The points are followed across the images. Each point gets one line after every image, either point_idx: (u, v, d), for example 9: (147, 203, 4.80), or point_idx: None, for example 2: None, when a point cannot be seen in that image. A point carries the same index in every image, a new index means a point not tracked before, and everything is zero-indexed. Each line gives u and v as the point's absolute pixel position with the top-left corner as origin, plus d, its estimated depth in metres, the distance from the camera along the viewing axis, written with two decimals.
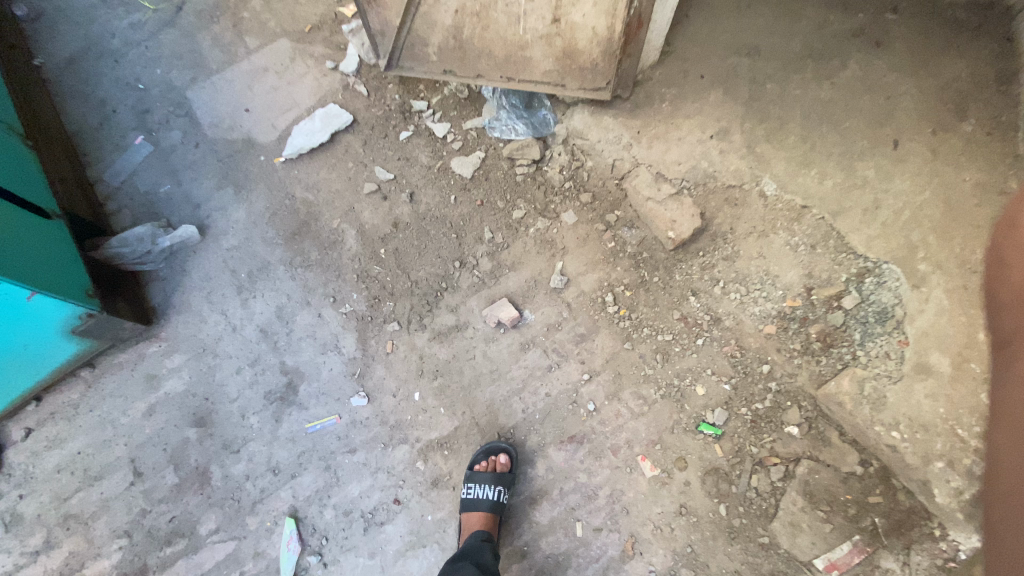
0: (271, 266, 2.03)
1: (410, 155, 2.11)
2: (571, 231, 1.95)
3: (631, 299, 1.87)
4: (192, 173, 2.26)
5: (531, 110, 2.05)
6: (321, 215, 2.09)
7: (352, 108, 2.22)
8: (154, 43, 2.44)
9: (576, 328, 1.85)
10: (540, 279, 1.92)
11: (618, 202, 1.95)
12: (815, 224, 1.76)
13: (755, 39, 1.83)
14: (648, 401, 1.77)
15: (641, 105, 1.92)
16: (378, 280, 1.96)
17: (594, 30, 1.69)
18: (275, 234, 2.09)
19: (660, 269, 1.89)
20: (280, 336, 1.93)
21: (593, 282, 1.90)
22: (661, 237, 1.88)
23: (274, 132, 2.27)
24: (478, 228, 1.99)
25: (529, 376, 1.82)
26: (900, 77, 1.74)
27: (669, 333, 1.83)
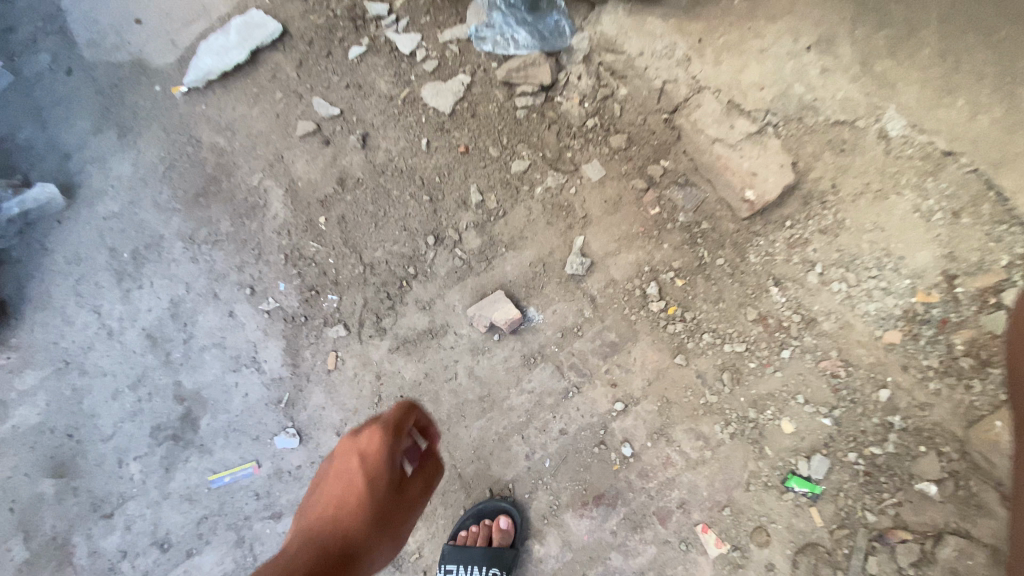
0: (164, 243, 1.41)
1: (364, 82, 1.47)
2: (597, 192, 1.34)
3: (684, 291, 1.27)
4: (59, 111, 1.58)
5: (538, 14, 1.37)
6: (236, 168, 1.45)
7: (282, 14, 1.52)
8: None
9: (604, 334, 1.26)
10: (550, 263, 1.31)
11: (665, 146, 1.32)
12: (963, 180, 1.12)
13: None
14: (709, 439, 1.19)
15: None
16: (315, 263, 1.35)
17: None
18: (171, 197, 1.46)
19: (727, 248, 1.28)
20: (174, 345, 1.33)
21: (629, 266, 1.29)
22: (732, 200, 1.26)
23: (174, 51, 1.59)
24: (460, 188, 1.37)
25: (535, 406, 1.24)
26: None
27: (743, 341, 1.24)
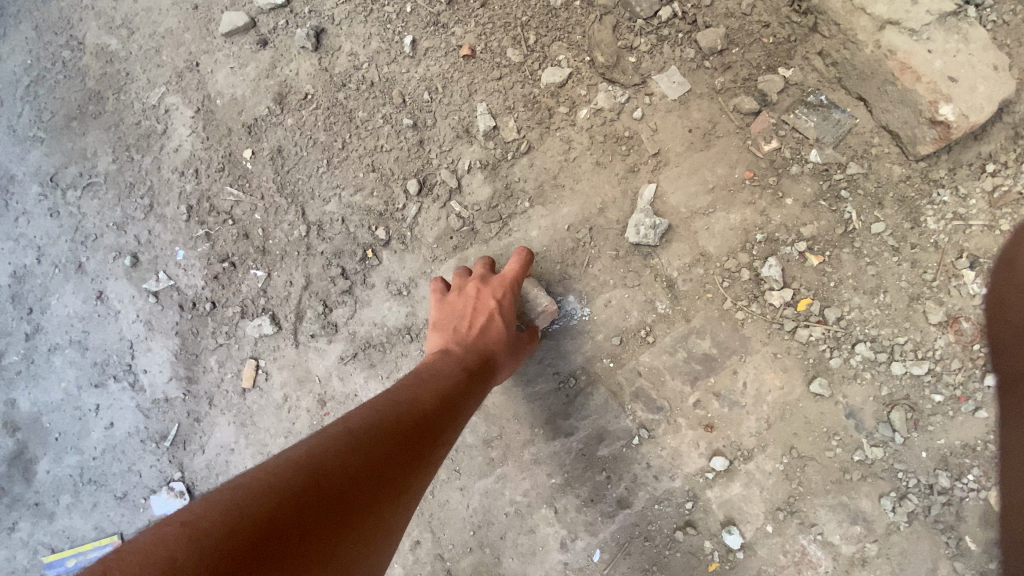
0: (16, 184, 0.95)
1: None
2: (675, 119, 0.85)
3: (823, 277, 0.78)
4: None
5: None
6: (129, 81, 0.97)
7: None
8: None
9: (690, 345, 0.79)
10: (600, 226, 0.83)
11: (786, 47, 0.83)
12: None
13: None
14: (872, 524, 0.74)
15: None
16: (233, 221, 0.87)
17: None
18: (31, 122, 0.98)
19: (891, 206, 0.79)
20: (12, 343, 0.88)
21: (729, 234, 0.81)
22: (908, 124, 0.77)
23: None
24: (462, 108, 0.88)
25: (583, 466, 0.80)
26: None
27: (923, 359, 0.75)
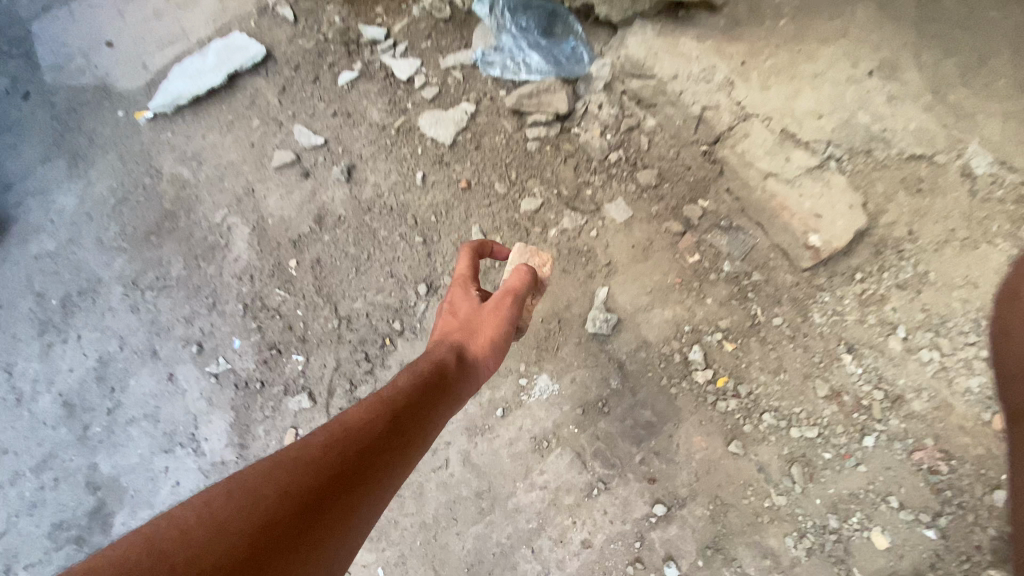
0: (101, 285, 1.18)
1: (354, 109, 1.29)
2: (622, 236, 1.11)
3: (736, 360, 1.03)
4: (17, 142, 1.43)
5: (555, 38, 1.22)
6: (199, 203, 1.24)
7: (268, 38, 1.39)
8: None
9: (637, 413, 1.02)
10: (567, 318, 1.08)
11: (703, 184, 1.11)
12: None
13: None
14: (779, 557, 0.94)
15: (742, 17, 1.00)
16: (279, 315, 1.11)
17: None
18: (117, 234, 1.24)
19: (785, 304, 1.05)
20: (96, 416, 1.09)
21: (665, 325, 1.05)
22: (793, 243, 1.04)
23: (144, 76, 1.44)
24: (460, 227, 1.15)
25: (555, 513, 1.00)
26: None
27: (814, 424, 0.98)
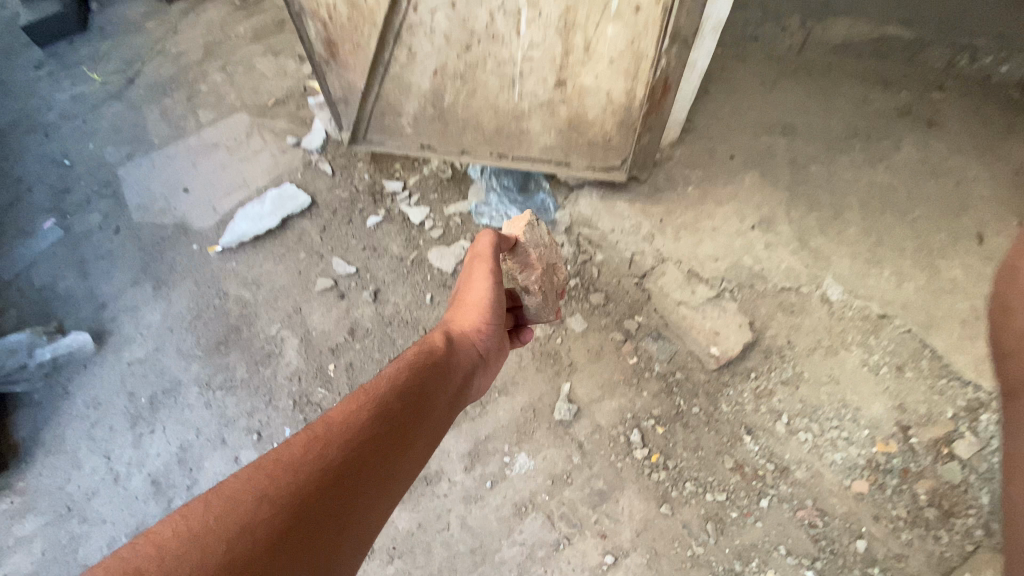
0: (181, 387, 1.53)
1: (378, 244, 1.70)
2: (580, 343, 1.50)
3: (665, 439, 1.38)
4: (105, 265, 1.79)
5: (528, 194, 1.68)
6: (257, 319, 1.62)
7: (312, 188, 1.84)
8: (94, 116, 2.23)
9: (592, 483, 1.35)
10: (540, 407, 1.43)
11: (638, 305, 1.53)
12: (899, 338, 1.40)
13: (789, 119, 1.76)
14: None
15: (662, 188, 1.62)
16: (320, 409, 1.47)
17: (608, 96, 1.29)
18: (193, 344, 1.60)
19: (701, 396, 1.42)
20: (178, 491, 1.42)
21: (612, 413, 1.42)
22: (700, 353, 1.45)
23: (213, 216, 1.86)
24: None
25: (531, 564, 1.30)
26: (964, 164, 1.69)
27: (723, 490, 1.32)
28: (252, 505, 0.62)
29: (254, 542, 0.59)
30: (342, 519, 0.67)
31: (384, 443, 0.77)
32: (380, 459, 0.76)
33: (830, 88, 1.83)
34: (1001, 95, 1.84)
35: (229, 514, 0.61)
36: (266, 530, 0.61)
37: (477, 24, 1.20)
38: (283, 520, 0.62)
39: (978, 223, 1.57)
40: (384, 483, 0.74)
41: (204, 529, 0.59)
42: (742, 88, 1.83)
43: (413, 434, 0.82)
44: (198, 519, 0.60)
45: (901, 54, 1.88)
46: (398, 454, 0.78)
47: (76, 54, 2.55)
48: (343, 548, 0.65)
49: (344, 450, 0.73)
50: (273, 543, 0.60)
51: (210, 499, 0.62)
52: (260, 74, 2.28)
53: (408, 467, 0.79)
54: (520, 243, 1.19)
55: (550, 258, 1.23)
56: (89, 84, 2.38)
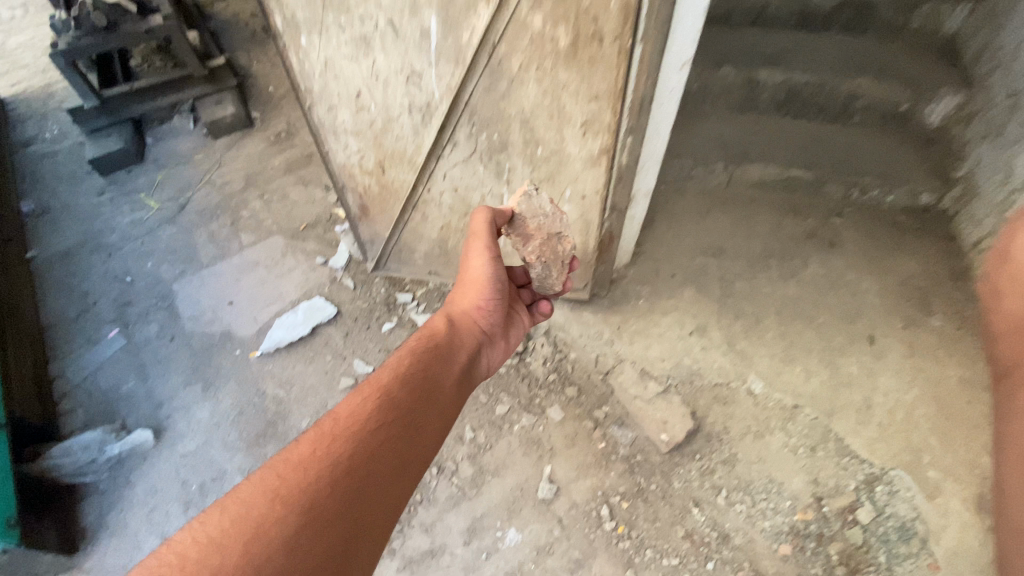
0: (226, 476, 1.87)
1: (391, 347, 2.09)
2: (559, 430, 1.85)
3: (628, 512, 1.70)
4: (161, 369, 2.14)
5: None
6: (290, 415, 1.99)
7: (336, 300, 2.24)
8: (152, 239, 2.66)
9: (570, 551, 1.65)
10: (526, 487, 1.75)
11: (604, 397, 1.90)
12: (810, 424, 1.77)
13: (719, 243, 2.23)
14: None
15: (619, 300, 2.08)
16: None
17: (571, 244, 1.79)
18: (236, 438, 1.95)
19: (657, 475, 1.75)
20: None
21: (585, 490, 1.74)
22: (654, 439, 1.80)
23: (254, 324, 2.25)
24: (458, 427, 1.87)
25: None
26: (860, 277, 2.11)
27: (675, 555, 1.62)
28: (265, 505, 0.92)
29: (273, 526, 0.89)
30: (345, 490, 0.98)
31: (375, 430, 1.09)
32: (372, 445, 1.07)
33: (752, 216, 2.32)
34: (889, 219, 2.31)
35: (243, 518, 0.89)
36: (279, 520, 0.90)
37: (472, 201, 1.66)
38: (290, 509, 0.92)
39: (868, 326, 1.98)
40: (381, 456, 1.06)
41: (223, 531, 0.88)
42: (682, 215, 2.34)
43: (405, 416, 1.16)
44: (226, 523, 0.89)
45: (805, 188, 2.38)
46: (389, 433, 1.11)
47: (133, 181, 3.01)
48: (350, 510, 0.96)
49: (341, 444, 1.05)
50: (285, 524, 0.90)
51: (225, 508, 0.92)
52: (293, 201, 2.77)
53: (402, 440, 1.12)
54: (514, 215, 1.43)
55: (548, 227, 1.45)
56: (147, 209, 2.82)
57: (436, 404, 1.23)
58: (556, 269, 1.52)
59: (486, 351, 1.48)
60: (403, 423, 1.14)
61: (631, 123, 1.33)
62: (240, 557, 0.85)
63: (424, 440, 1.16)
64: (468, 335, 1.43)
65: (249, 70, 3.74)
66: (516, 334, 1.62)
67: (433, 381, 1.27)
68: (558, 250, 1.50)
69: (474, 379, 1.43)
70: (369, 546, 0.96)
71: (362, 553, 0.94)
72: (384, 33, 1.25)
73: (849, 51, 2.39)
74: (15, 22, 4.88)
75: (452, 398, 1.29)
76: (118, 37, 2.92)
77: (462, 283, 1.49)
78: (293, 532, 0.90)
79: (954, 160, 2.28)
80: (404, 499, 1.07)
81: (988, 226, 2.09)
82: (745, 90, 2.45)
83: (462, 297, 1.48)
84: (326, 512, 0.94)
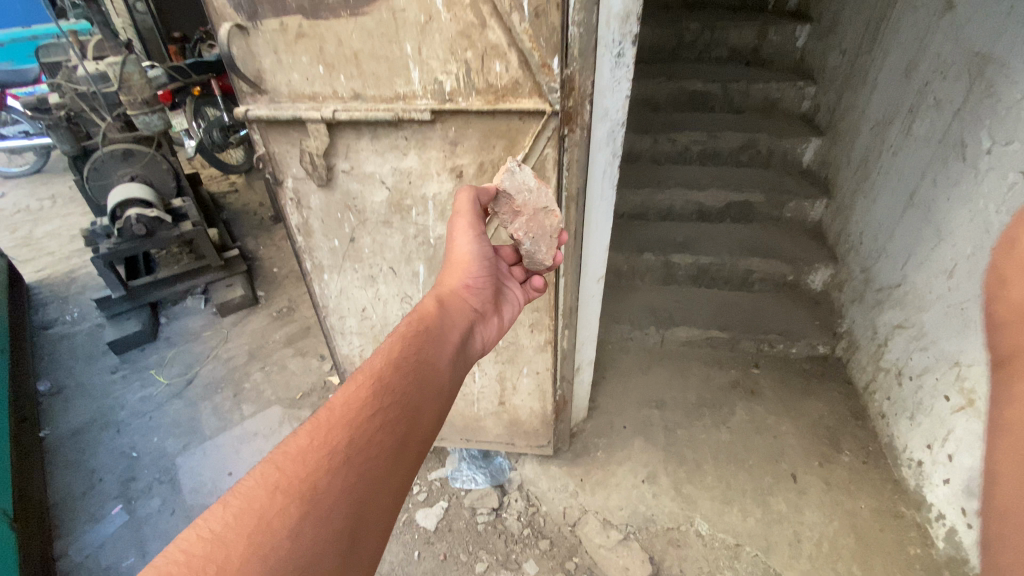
0: None
1: None
2: None
3: None
4: (160, 544, 2.29)
5: (488, 458, 2.46)
6: None
7: None
8: (159, 413, 2.93)
9: None
10: None
11: (574, 547, 2.12)
12: (753, 560, 2.03)
13: (661, 395, 2.69)
14: None
15: (580, 452, 2.44)
16: None
17: (533, 408, 2.19)
18: None
19: None
20: None
21: None
22: None
23: None
24: None
25: None
26: (779, 419, 2.55)
27: None
28: (266, 498, 0.78)
29: (276, 521, 0.76)
30: (350, 478, 0.84)
31: (373, 415, 0.93)
32: (373, 429, 0.91)
33: (686, 371, 2.83)
34: (796, 366, 2.82)
35: (246, 514, 0.76)
36: (281, 514, 0.77)
37: None
38: (296, 502, 0.78)
39: (791, 465, 2.34)
40: (381, 440, 0.91)
41: (228, 529, 0.75)
42: (626, 373, 2.82)
43: (403, 395, 0.99)
44: (229, 521, 0.76)
45: (724, 345, 2.91)
46: (388, 415, 0.94)
47: (145, 359, 3.33)
48: (355, 500, 0.83)
49: (340, 431, 0.89)
50: (289, 520, 0.76)
51: (227, 504, 0.78)
52: (291, 372, 3.13)
53: (402, 421, 0.95)
54: (500, 193, 1.36)
55: (533, 202, 1.38)
56: (157, 384, 3.12)
57: (435, 379, 1.07)
58: (545, 244, 1.44)
59: (480, 328, 1.33)
60: (401, 403, 0.97)
61: (565, 321, 1.87)
62: (245, 553, 0.72)
63: (425, 418, 1.00)
64: (461, 313, 1.27)
65: (256, 254, 4.36)
66: (509, 312, 1.46)
67: (430, 357, 1.10)
68: (546, 225, 1.43)
69: (472, 357, 1.28)
70: (380, 535, 0.83)
71: (374, 544, 0.82)
72: (386, 274, 1.76)
73: (741, 239, 3.07)
74: (43, 211, 5.51)
75: (452, 373, 1.13)
76: (154, 241, 3.52)
77: (448, 262, 1.34)
78: (298, 526, 0.76)
79: (837, 318, 2.80)
80: (410, 483, 0.91)
81: (870, 372, 2.53)
82: (665, 269, 3.10)
83: (451, 274, 1.32)
84: (331, 503, 0.80)
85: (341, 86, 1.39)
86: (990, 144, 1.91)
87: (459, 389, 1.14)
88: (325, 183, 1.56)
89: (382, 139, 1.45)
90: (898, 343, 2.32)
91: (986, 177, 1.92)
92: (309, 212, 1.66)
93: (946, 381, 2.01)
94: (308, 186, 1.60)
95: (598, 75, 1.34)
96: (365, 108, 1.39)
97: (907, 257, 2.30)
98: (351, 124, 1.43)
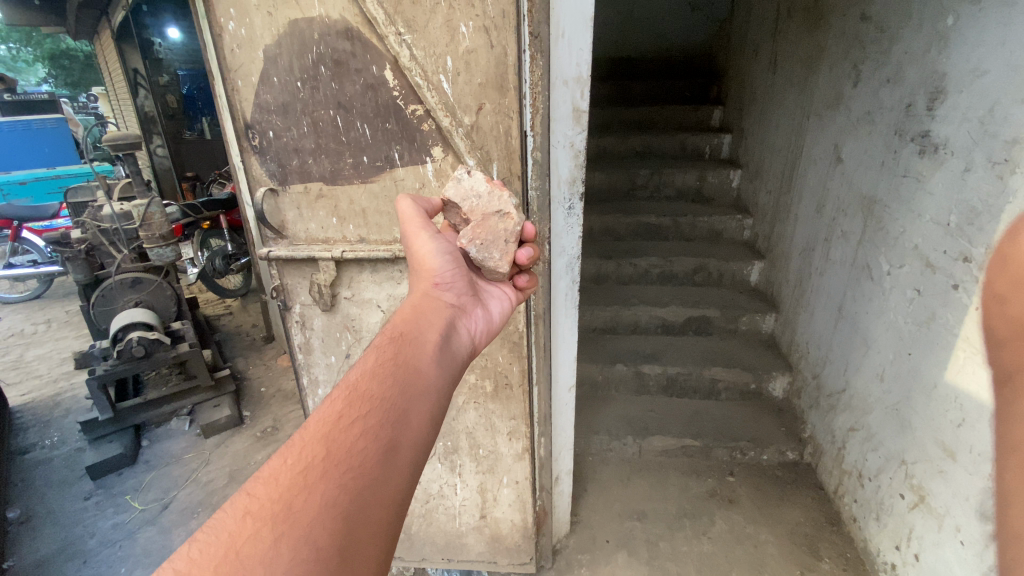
0: None
1: None
2: None
3: None
4: None
5: None
6: None
7: None
8: (129, 540, 2.84)
9: None
10: None
11: None
12: None
13: (640, 507, 2.73)
14: None
15: (564, 570, 2.41)
16: None
17: (513, 520, 2.23)
18: None
19: None
20: None
21: None
22: None
23: None
24: None
25: None
26: (757, 527, 2.59)
27: None
28: (236, 526, 0.75)
29: (248, 549, 0.73)
30: (331, 493, 0.80)
31: (349, 427, 0.87)
32: (354, 440, 0.86)
33: (666, 481, 2.90)
34: (769, 472, 2.92)
35: (217, 545, 0.73)
36: (253, 541, 0.73)
37: (432, 490, 2.23)
38: (269, 529, 0.75)
39: None
40: (363, 449, 0.86)
41: (194, 563, 0.70)
42: (607, 485, 2.88)
43: (381, 396, 0.94)
44: (194, 555, 0.72)
45: (699, 454, 3.02)
46: (366, 425, 0.89)
47: (122, 483, 3.29)
48: (340, 514, 0.79)
49: (315, 447, 0.85)
50: (261, 548, 0.73)
51: (196, 538, 0.74)
52: None
53: (383, 426, 0.90)
54: (446, 203, 1.42)
55: (483, 206, 1.40)
56: (130, 510, 3.05)
57: (417, 380, 1.01)
58: (497, 251, 1.40)
59: (463, 322, 1.26)
60: (384, 409, 0.92)
61: (540, 429, 2.03)
62: None
63: (413, 419, 0.95)
64: (438, 312, 1.22)
65: (245, 374, 4.47)
66: (496, 307, 1.42)
67: (412, 360, 1.04)
68: (501, 229, 1.40)
69: (463, 351, 1.21)
70: (373, 554, 0.81)
71: (366, 565, 0.79)
72: None
73: (704, 351, 3.35)
74: (37, 334, 5.64)
75: (438, 366, 1.07)
76: (150, 362, 3.66)
77: (415, 267, 1.30)
78: (272, 552, 0.73)
79: (801, 424, 2.98)
80: (401, 483, 0.88)
81: (836, 476, 2.64)
82: (637, 379, 3.31)
83: (420, 279, 1.29)
84: (309, 522, 0.77)
85: (350, 232, 1.72)
86: (888, 268, 2.25)
87: (450, 390, 1.08)
88: (328, 308, 1.82)
89: (380, 272, 1.74)
90: (854, 445, 2.48)
91: (890, 293, 2.24)
92: (311, 332, 1.90)
93: (898, 480, 2.15)
94: (312, 311, 1.86)
95: (554, 222, 1.70)
96: (369, 249, 1.70)
97: (846, 365, 2.56)
98: (355, 261, 1.73)
